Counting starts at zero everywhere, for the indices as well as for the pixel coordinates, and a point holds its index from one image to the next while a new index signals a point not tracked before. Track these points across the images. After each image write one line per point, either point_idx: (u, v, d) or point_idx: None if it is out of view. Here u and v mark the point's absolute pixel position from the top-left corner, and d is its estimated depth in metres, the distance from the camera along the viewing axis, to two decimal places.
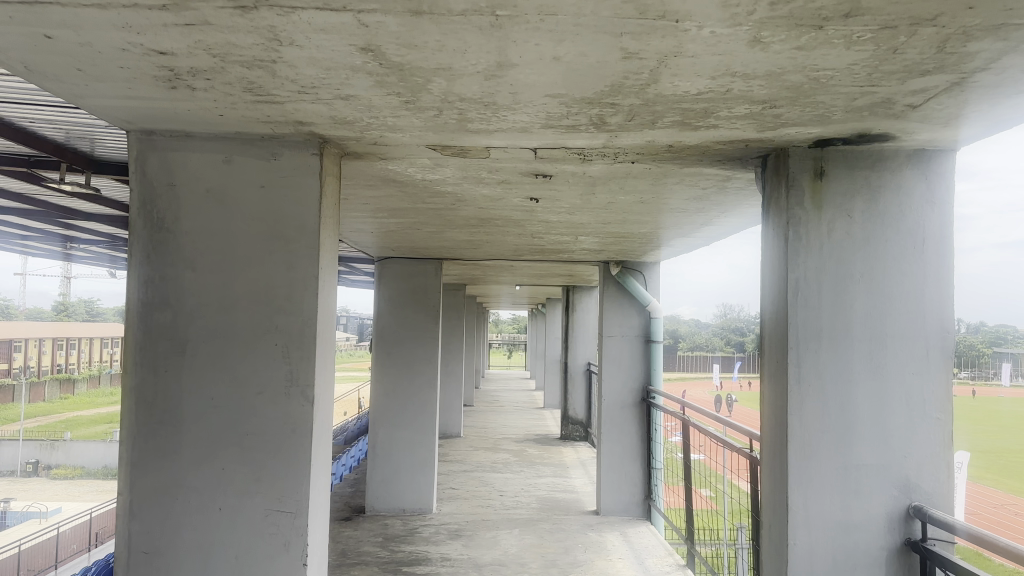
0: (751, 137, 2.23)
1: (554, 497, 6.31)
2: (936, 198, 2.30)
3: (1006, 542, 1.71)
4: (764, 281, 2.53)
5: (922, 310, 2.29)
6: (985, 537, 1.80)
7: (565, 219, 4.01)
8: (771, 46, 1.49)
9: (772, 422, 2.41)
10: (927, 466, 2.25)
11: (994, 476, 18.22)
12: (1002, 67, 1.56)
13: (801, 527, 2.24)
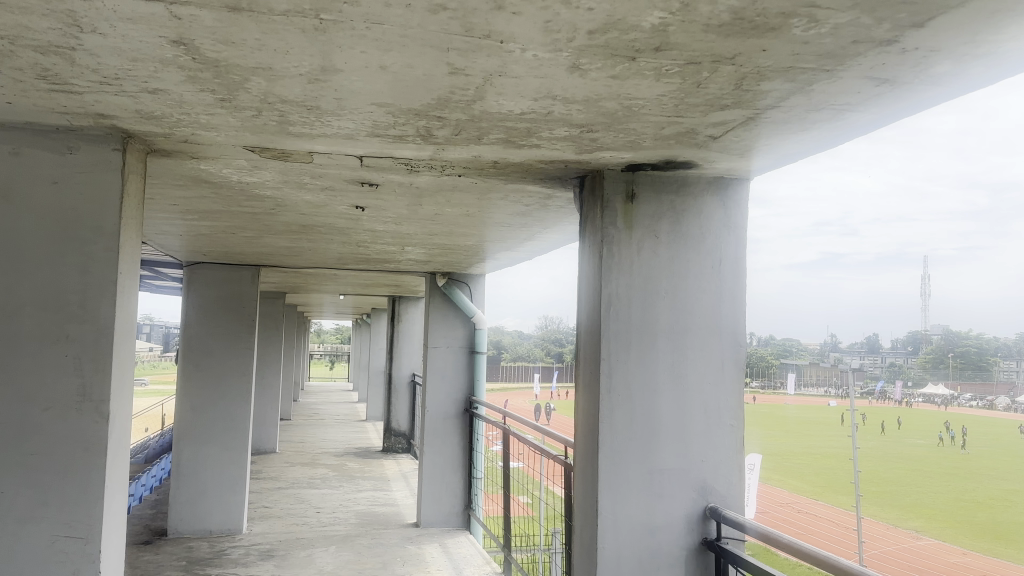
0: (571, 158, 2.33)
1: (373, 511, 6.18)
2: (732, 223, 2.52)
3: (791, 539, 1.88)
4: (580, 294, 2.65)
5: (721, 322, 2.50)
6: (772, 536, 1.97)
7: (390, 228, 3.97)
8: (589, 73, 1.57)
9: (585, 430, 2.52)
10: (721, 469, 2.45)
11: (780, 476, 20.20)
12: (787, 107, 1.74)
13: (609, 532, 2.35)
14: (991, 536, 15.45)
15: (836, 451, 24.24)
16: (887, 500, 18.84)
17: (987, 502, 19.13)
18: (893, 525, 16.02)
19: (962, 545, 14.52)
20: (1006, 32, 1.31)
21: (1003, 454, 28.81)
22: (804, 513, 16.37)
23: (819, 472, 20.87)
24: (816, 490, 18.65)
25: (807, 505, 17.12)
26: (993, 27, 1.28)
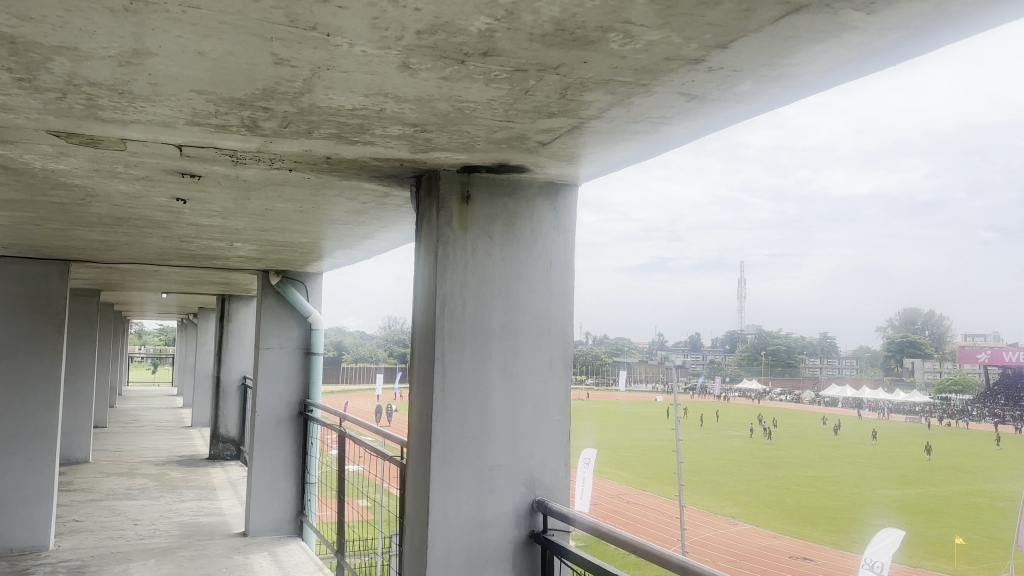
0: (406, 157, 2.32)
1: (198, 522, 5.84)
2: (562, 227, 2.62)
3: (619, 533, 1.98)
4: (415, 294, 2.64)
5: (550, 322, 2.58)
6: (600, 527, 2.07)
7: (217, 223, 3.77)
8: (418, 73, 1.57)
9: (418, 429, 2.52)
10: (549, 463, 2.54)
11: (611, 469, 21.17)
12: (610, 117, 1.83)
13: (440, 528, 2.36)
14: (796, 519, 16.96)
15: (664, 443, 25.73)
16: (707, 489, 20.21)
17: (793, 488, 21.00)
18: (713, 512, 17.21)
19: (772, 529, 15.83)
20: (796, 58, 1.45)
21: (807, 443, 31.77)
22: (631, 503, 17.25)
23: (648, 464, 22.05)
24: (645, 481, 19.68)
25: (635, 495, 18.07)
26: (785, 53, 1.41)
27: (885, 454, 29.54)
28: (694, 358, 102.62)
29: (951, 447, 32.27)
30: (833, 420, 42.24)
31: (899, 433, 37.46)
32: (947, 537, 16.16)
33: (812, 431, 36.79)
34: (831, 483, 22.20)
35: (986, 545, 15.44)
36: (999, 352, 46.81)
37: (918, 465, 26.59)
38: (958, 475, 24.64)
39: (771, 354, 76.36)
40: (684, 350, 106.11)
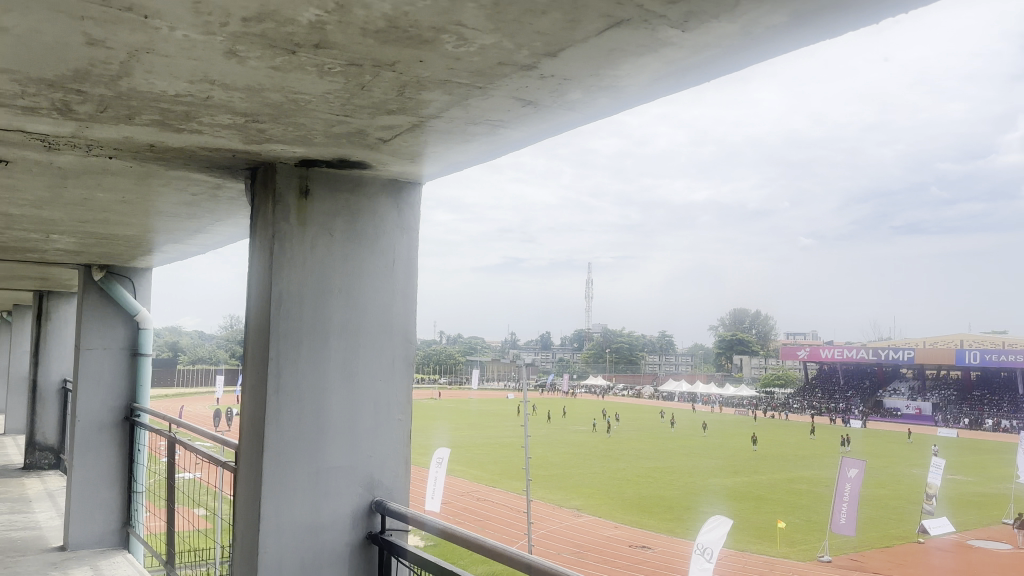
0: (237, 148, 2.23)
1: (9, 537, 5.33)
2: (405, 227, 2.61)
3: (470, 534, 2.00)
4: (249, 291, 2.53)
5: (393, 320, 2.57)
6: (446, 528, 2.07)
7: (29, 212, 3.45)
8: (247, 61, 1.51)
9: (251, 432, 2.42)
10: (387, 463, 2.52)
11: (463, 467, 21.33)
12: (448, 117, 1.84)
13: (272, 535, 2.29)
14: (636, 509, 17.78)
15: (514, 441, 26.22)
16: (554, 482, 20.79)
17: (634, 479, 22.03)
18: (558, 505, 17.73)
19: (614, 519, 16.52)
20: (621, 69, 1.52)
21: (647, 436, 33.43)
22: (481, 500, 17.45)
23: (498, 461, 22.38)
24: (494, 478, 19.96)
25: (485, 492, 18.30)
26: (613, 64, 1.47)
27: (717, 445, 31.63)
28: (546, 357, 105.30)
29: (773, 437, 35.10)
30: (672, 416, 44.70)
31: (729, 425, 40.25)
32: (770, 521, 17.52)
33: (651, 424, 38.86)
34: (669, 473, 23.51)
35: (802, 528, 16.89)
36: (815, 350, 51.43)
37: (745, 454, 28.69)
38: (780, 463, 26.82)
39: (617, 353, 79.83)
40: (537, 349, 108.54)
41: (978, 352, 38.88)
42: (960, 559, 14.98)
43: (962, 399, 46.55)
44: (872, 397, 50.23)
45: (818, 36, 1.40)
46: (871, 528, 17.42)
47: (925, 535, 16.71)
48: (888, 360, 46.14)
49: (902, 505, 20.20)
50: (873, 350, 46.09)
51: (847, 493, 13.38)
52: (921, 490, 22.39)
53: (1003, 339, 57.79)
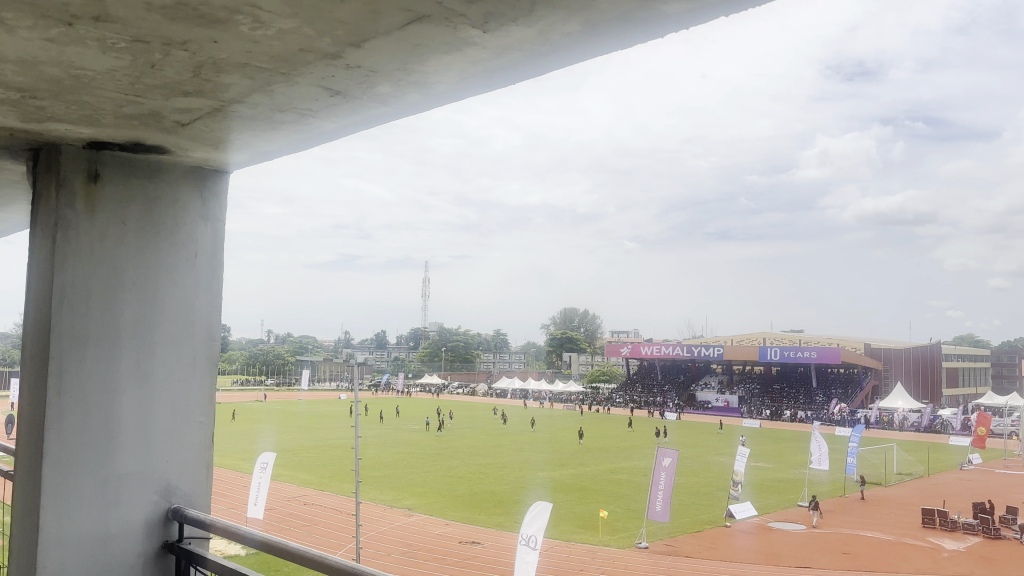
0: (14, 125, 2.05)
1: None
2: (206, 216, 2.68)
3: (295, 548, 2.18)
4: (31, 285, 2.47)
5: (192, 319, 2.62)
6: (259, 540, 2.24)
7: None
8: (16, 31, 1.37)
9: (30, 433, 2.37)
10: (184, 469, 2.58)
11: (291, 471, 20.66)
12: (251, 103, 1.78)
13: (54, 547, 2.28)
14: (467, 505, 17.95)
15: (345, 443, 25.73)
16: (386, 483, 20.63)
17: (466, 476, 22.32)
18: (389, 506, 17.57)
19: (444, 517, 16.60)
20: (431, 65, 1.53)
21: (480, 432, 34.11)
22: (307, 504, 16.99)
23: (327, 463, 21.83)
24: (323, 481, 19.46)
25: (312, 495, 17.86)
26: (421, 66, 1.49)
27: (546, 439, 32.87)
28: (379, 355, 105.04)
29: (599, 431, 37.01)
30: (504, 413, 45.83)
31: (558, 421, 41.88)
32: (593, 511, 18.38)
33: (484, 420, 39.70)
34: (500, 468, 24.06)
35: (622, 516, 17.84)
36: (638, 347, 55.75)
37: (572, 448, 29.98)
38: (603, 455, 28.28)
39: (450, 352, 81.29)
40: (370, 347, 107.89)
41: (778, 349, 44.56)
42: (761, 541, 16.48)
43: (763, 390, 53.12)
44: (686, 391, 55.89)
45: (616, 44, 1.50)
46: (684, 514, 18.85)
47: (732, 518, 18.24)
48: (700, 357, 51.39)
49: (711, 491, 21.99)
50: (687, 345, 51.08)
51: (661, 481, 14.30)
52: (727, 477, 24.44)
53: (795, 336, 65.06)
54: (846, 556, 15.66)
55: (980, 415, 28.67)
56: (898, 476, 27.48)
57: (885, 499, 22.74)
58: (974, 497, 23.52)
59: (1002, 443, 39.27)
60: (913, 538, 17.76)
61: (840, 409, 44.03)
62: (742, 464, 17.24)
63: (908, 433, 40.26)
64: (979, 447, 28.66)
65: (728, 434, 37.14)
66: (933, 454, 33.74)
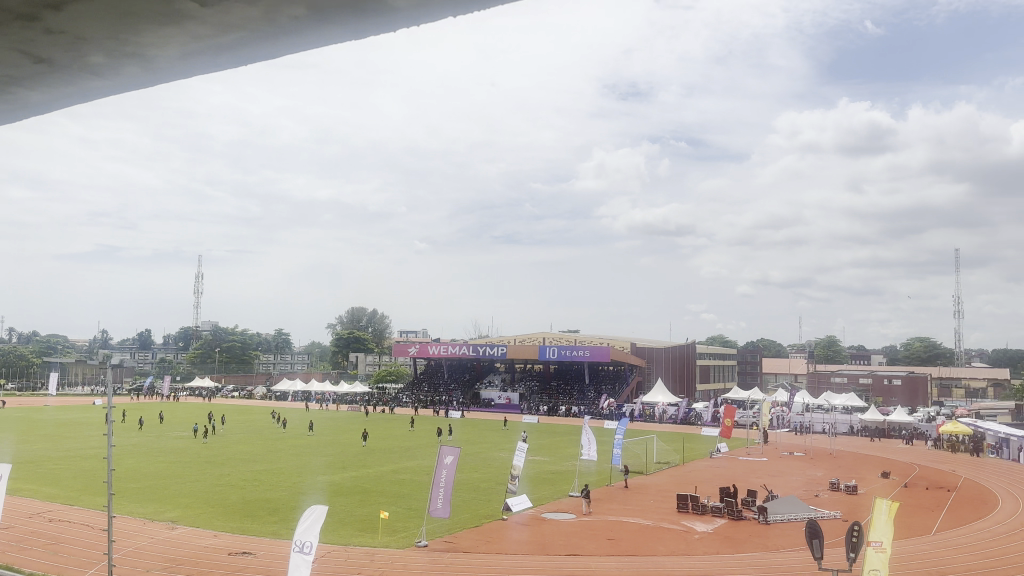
0: None
1: None
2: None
3: None
4: None
5: None
6: None
7: None
8: None
9: None
10: None
11: (32, 486, 18.44)
12: None
13: None
14: (237, 515, 17.08)
15: (103, 453, 23.65)
16: (145, 494, 19.16)
17: (240, 483, 21.43)
18: (149, 519, 16.35)
19: (212, 528, 15.68)
20: None
21: (257, 438, 32.91)
22: (52, 520, 15.36)
23: (78, 475, 19.90)
24: (71, 495, 17.68)
25: (56, 512, 16.08)
26: (133, 30, 5.30)
27: (329, 443, 32.55)
28: (145, 359, 97.81)
29: (383, 434, 37.20)
30: (286, 419, 44.43)
31: (341, 425, 41.37)
32: (373, 513, 18.75)
33: (260, 427, 38.37)
34: (278, 474, 23.39)
35: (404, 516, 18.56)
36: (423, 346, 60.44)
37: (355, 451, 29.95)
38: (386, 457, 28.59)
39: (230, 354, 77.88)
40: (134, 351, 99.47)
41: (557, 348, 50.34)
42: (534, 531, 17.84)
43: (541, 387, 57.56)
44: (470, 389, 59.73)
45: None
46: (463, 510, 19.67)
47: (508, 512, 19.25)
48: (484, 356, 55.73)
49: (490, 487, 23.17)
50: (471, 343, 55.34)
51: (444, 479, 15.89)
52: (507, 473, 25.80)
53: (572, 337, 69.91)
54: (610, 542, 17.15)
55: (725, 407, 31.96)
56: (657, 465, 30.33)
57: (646, 486, 25.03)
58: (720, 482, 26.47)
59: (743, 433, 44.73)
60: (669, 522, 19.56)
61: (610, 405, 47.99)
62: (519, 460, 18.25)
63: (666, 426, 44.74)
64: (725, 436, 32.01)
65: (508, 433, 39.08)
66: (687, 445, 37.71)
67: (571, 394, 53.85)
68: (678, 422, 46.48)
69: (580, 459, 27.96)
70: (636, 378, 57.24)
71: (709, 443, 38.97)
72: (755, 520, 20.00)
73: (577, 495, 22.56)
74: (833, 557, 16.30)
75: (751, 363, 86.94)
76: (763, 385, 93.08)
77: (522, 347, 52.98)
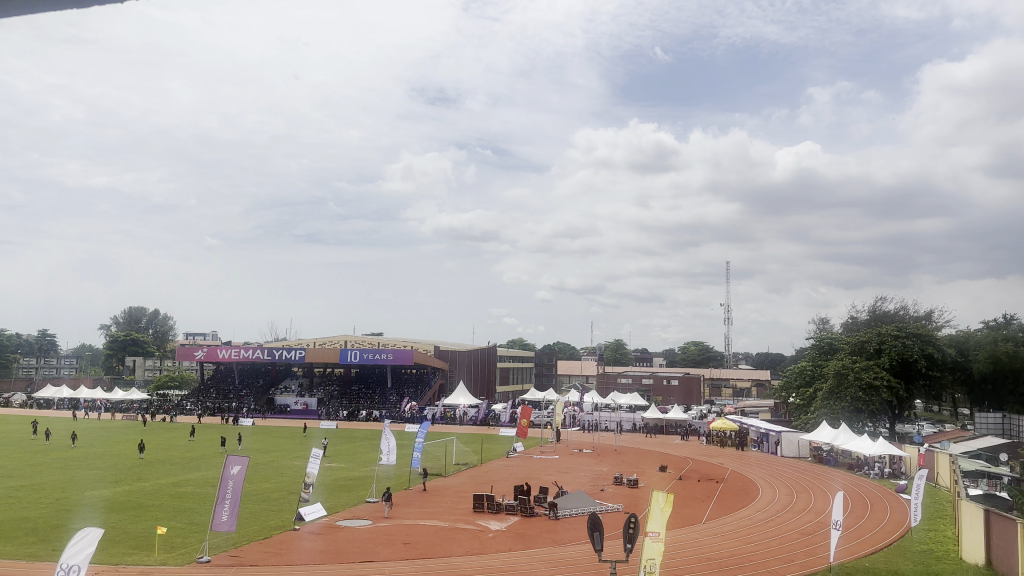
0: None
1: None
2: None
3: None
4: None
5: None
6: None
7: None
8: None
9: None
10: None
11: None
12: None
13: None
14: None
15: None
16: None
17: None
18: None
19: None
20: None
21: (10, 452, 29.39)
22: None
23: None
24: None
25: None
26: None
27: (99, 455, 29.80)
28: None
29: (163, 445, 34.67)
30: (49, 430, 39.90)
31: (115, 435, 37.98)
32: (149, 528, 17.46)
33: (16, 439, 34.28)
34: (37, 490, 21.06)
35: (185, 531, 17.47)
36: (213, 349, 57.91)
37: (130, 463, 27.65)
38: (166, 469, 26.67)
39: None
40: None
41: (358, 351, 49.42)
42: (326, 540, 17.49)
43: (342, 391, 56.58)
44: (265, 395, 57.38)
45: None
46: (252, 522, 18.87)
47: (301, 521, 18.76)
48: (279, 359, 53.99)
49: (281, 496, 22.39)
50: (267, 347, 53.52)
51: (230, 490, 15.28)
52: (300, 482, 25.08)
53: (374, 340, 69.28)
54: (405, 546, 17.18)
55: (522, 408, 33.08)
56: (456, 466, 30.87)
57: (443, 488, 25.37)
58: (515, 481, 27.41)
59: (538, 433, 46.65)
60: (464, 522, 19.93)
61: (411, 408, 48.22)
62: (315, 468, 17.80)
63: (466, 428, 45.61)
64: (521, 437, 33.17)
65: (302, 439, 37.92)
66: (485, 446, 38.68)
67: (373, 398, 53.47)
68: (478, 423, 47.57)
69: (378, 464, 27.75)
70: (438, 381, 58.11)
71: (505, 443, 40.21)
72: (546, 516, 20.93)
73: (373, 500, 22.38)
74: (613, 549, 17.43)
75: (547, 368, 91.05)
76: (557, 387, 97.83)
77: (322, 350, 51.86)
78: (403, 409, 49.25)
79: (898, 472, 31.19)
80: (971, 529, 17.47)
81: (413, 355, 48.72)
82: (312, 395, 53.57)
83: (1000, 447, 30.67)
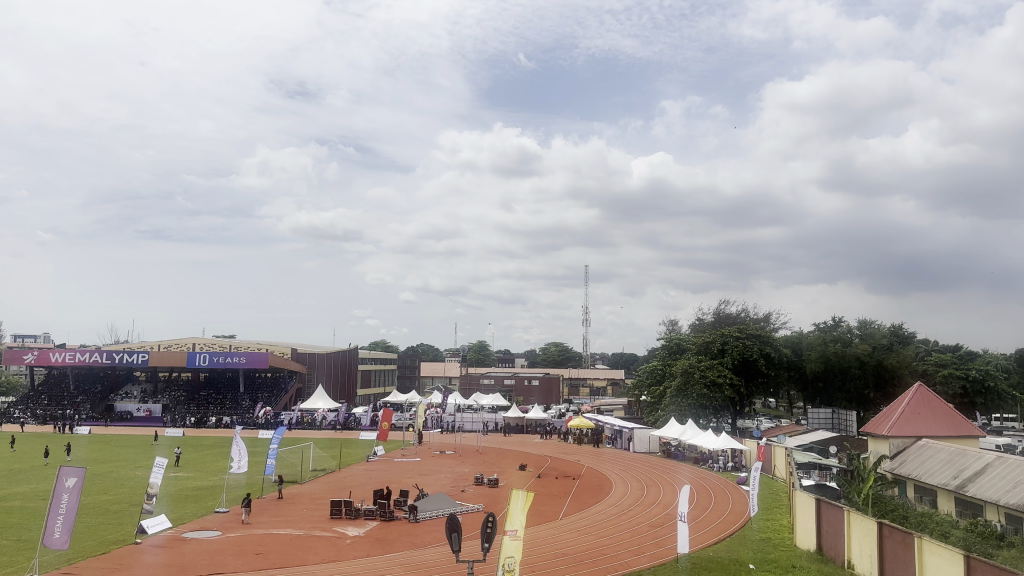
0: None
1: None
2: None
3: None
4: None
5: None
6: None
7: None
8: None
9: None
10: None
11: None
12: None
13: None
14: None
15: None
16: None
17: None
18: None
19: None
20: None
21: None
22: None
23: None
24: None
25: None
26: None
27: None
28: None
29: None
30: None
31: None
32: None
33: None
34: None
35: (10, 549, 16.01)
36: (43, 353, 53.46)
37: None
38: None
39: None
40: None
41: (208, 354, 47.09)
42: (170, 553, 16.50)
43: (189, 397, 53.58)
44: (103, 402, 53.49)
45: None
46: (87, 537, 17.56)
47: (143, 534, 17.64)
48: (120, 363, 50.57)
49: (120, 508, 21.01)
50: (106, 350, 50.03)
51: (64, 504, 14.12)
52: (142, 493, 23.62)
53: (226, 341, 66.28)
54: (256, 556, 16.52)
55: (383, 410, 32.65)
56: (312, 473, 29.99)
57: (299, 495, 24.61)
58: (374, 486, 26.99)
59: (399, 435, 46.25)
60: (320, 530, 19.40)
61: (266, 414, 46.52)
62: (159, 477, 16.77)
63: (324, 433, 44.38)
64: (381, 440, 32.68)
65: (144, 448, 35.74)
66: (344, 450, 37.89)
67: (224, 404, 51.10)
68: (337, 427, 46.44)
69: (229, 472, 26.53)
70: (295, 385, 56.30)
71: (364, 447, 39.58)
72: (405, 519, 20.83)
73: (223, 511, 21.40)
74: (471, 549, 17.59)
75: (409, 370, 90.57)
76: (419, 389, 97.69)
77: (168, 354, 48.99)
78: (257, 414, 47.39)
79: (739, 465, 33.26)
80: (803, 517, 18.95)
81: (269, 357, 46.99)
82: (156, 401, 50.60)
83: (828, 440, 33.38)
